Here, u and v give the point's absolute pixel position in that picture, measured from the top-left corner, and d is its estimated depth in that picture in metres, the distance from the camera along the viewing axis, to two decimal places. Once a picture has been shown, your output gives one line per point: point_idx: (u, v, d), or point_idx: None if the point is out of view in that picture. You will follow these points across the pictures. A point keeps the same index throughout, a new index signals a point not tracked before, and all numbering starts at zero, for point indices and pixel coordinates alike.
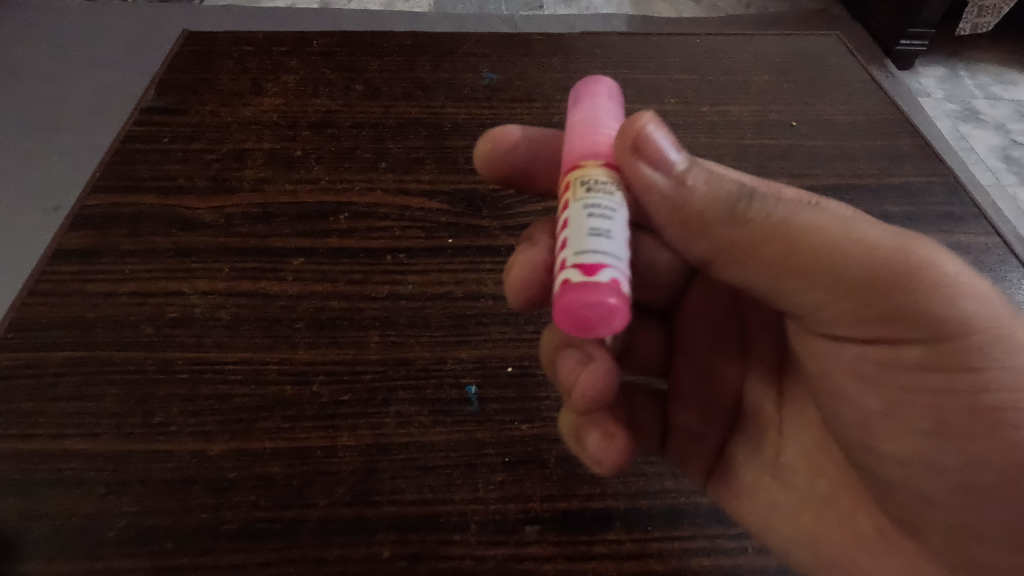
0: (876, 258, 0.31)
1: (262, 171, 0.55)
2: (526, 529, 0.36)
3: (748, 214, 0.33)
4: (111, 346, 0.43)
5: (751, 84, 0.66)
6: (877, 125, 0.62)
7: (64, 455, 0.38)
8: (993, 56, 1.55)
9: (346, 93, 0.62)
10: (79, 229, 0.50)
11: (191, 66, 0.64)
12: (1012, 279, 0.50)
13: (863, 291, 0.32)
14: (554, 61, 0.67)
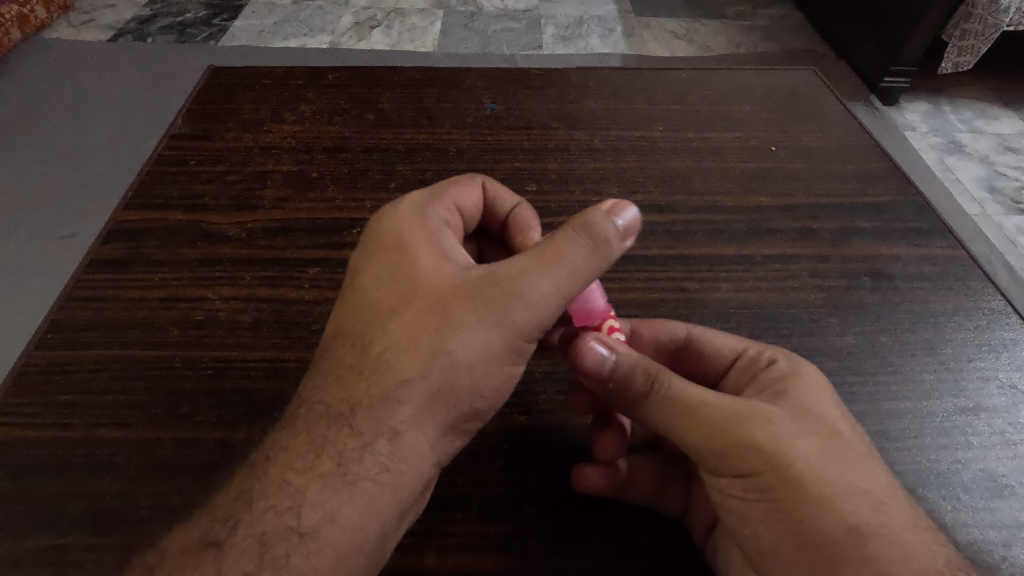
0: (812, 405, 0.37)
1: (281, 191, 0.60)
2: (523, 509, 0.40)
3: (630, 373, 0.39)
4: (142, 345, 0.46)
5: (734, 114, 0.71)
6: (851, 149, 0.67)
7: (99, 441, 0.41)
8: (973, 93, 1.62)
9: (359, 121, 0.68)
10: (113, 242, 0.54)
11: (216, 97, 0.70)
12: (977, 288, 0.54)
13: (808, 417, 0.36)
14: (551, 93, 0.72)
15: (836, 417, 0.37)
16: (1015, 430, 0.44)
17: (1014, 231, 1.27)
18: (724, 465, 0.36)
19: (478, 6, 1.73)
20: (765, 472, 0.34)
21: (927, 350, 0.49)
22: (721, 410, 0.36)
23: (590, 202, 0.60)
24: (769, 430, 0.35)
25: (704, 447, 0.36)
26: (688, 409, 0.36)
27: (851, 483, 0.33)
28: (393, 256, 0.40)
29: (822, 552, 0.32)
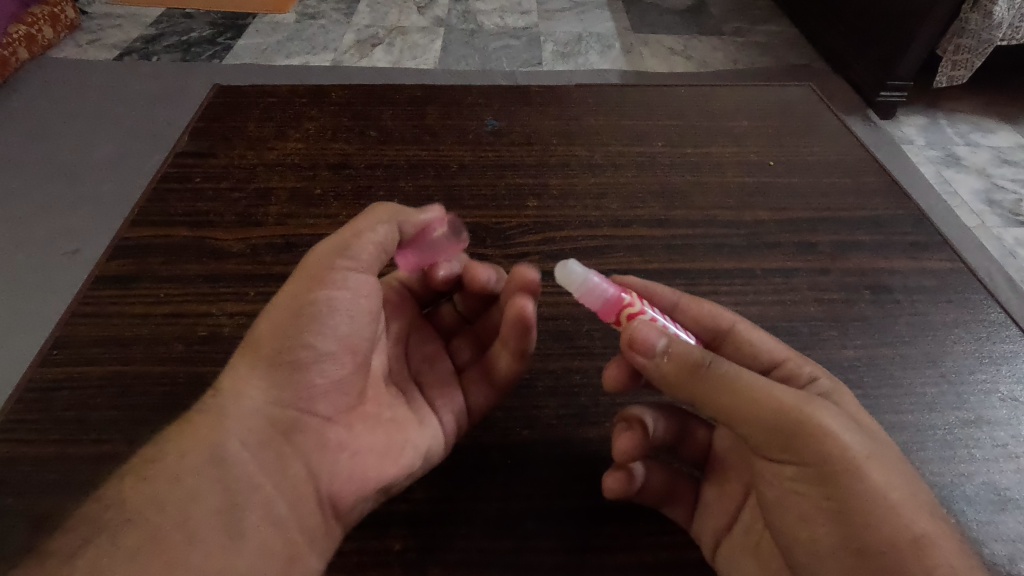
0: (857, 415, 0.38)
1: (284, 207, 0.60)
2: (527, 524, 0.40)
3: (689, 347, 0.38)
4: (147, 361, 0.47)
5: (732, 129, 0.72)
6: (849, 163, 0.68)
7: (103, 457, 0.41)
8: (969, 107, 1.64)
9: (362, 139, 0.68)
10: (119, 258, 0.54)
11: (221, 116, 0.71)
12: (977, 300, 0.54)
13: (862, 424, 0.37)
14: (551, 109, 0.73)
15: (883, 430, 0.38)
16: (1018, 442, 0.45)
17: (1013, 243, 1.27)
18: (791, 449, 0.35)
19: (478, 24, 1.76)
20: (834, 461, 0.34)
21: (928, 363, 0.49)
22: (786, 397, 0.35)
23: (591, 216, 0.61)
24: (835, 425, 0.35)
25: (768, 429, 0.35)
26: (752, 391, 0.35)
27: (915, 489, 0.34)
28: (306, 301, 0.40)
29: (888, 554, 0.32)
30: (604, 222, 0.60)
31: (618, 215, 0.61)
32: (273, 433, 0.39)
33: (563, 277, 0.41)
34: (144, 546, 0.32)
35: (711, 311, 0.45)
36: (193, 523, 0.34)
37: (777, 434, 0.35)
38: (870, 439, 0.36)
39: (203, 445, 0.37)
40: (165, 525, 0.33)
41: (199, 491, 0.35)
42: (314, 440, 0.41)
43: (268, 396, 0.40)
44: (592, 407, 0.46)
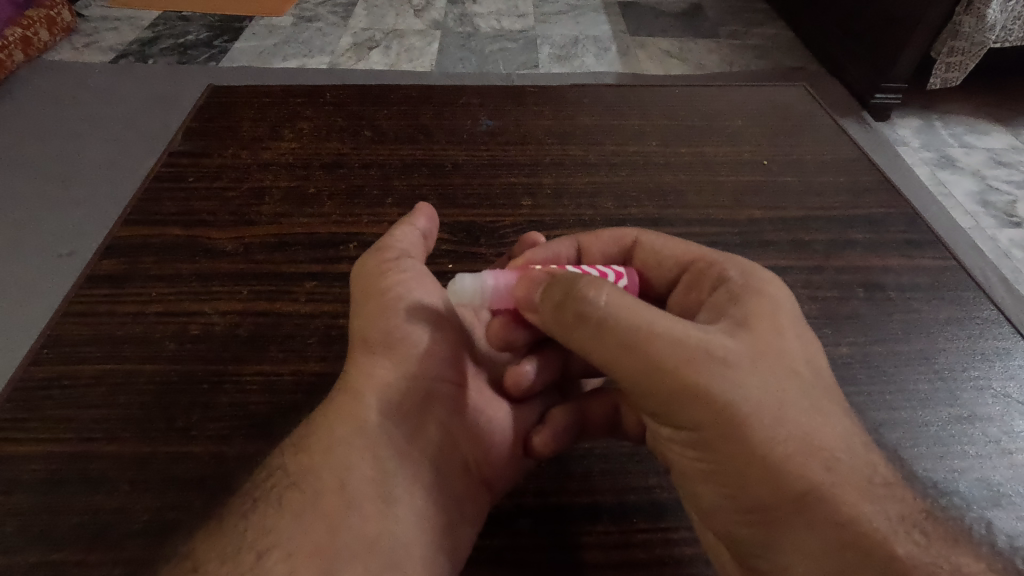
0: (767, 347, 0.36)
1: (278, 207, 0.60)
2: (519, 522, 0.40)
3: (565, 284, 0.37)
4: (138, 359, 0.47)
5: (727, 129, 0.72)
6: (842, 162, 0.68)
7: (94, 456, 0.41)
8: (963, 109, 1.65)
9: (356, 138, 0.68)
10: (111, 258, 0.54)
11: (215, 116, 0.70)
12: (970, 298, 0.54)
13: (764, 354, 0.36)
14: (546, 109, 0.73)
15: (796, 360, 0.36)
16: (1011, 439, 0.45)
17: (1008, 244, 1.27)
18: (670, 402, 0.35)
19: (474, 27, 1.76)
20: (707, 419, 0.34)
21: (921, 360, 0.49)
22: (668, 342, 0.34)
23: (585, 216, 0.61)
24: (719, 372, 0.34)
25: (646, 385, 0.35)
26: (629, 339, 0.35)
27: (803, 437, 0.33)
28: (382, 288, 0.44)
29: (766, 510, 0.33)
30: (598, 221, 0.60)
31: (612, 214, 0.61)
32: (411, 402, 0.42)
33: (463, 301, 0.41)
34: (306, 508, 0.37)
35: (609, 233, 0.49)
36: (341, 482, 0.38)
37: (655, 391, 0.35)
38: (764, 377, 0.35)
39: (352, 419, 0.41)
40: (323, 489, 0.38)
41: (354, 462, 0.39)
42: (448, 407, 0.44)
43: (401, 369, 0.43)
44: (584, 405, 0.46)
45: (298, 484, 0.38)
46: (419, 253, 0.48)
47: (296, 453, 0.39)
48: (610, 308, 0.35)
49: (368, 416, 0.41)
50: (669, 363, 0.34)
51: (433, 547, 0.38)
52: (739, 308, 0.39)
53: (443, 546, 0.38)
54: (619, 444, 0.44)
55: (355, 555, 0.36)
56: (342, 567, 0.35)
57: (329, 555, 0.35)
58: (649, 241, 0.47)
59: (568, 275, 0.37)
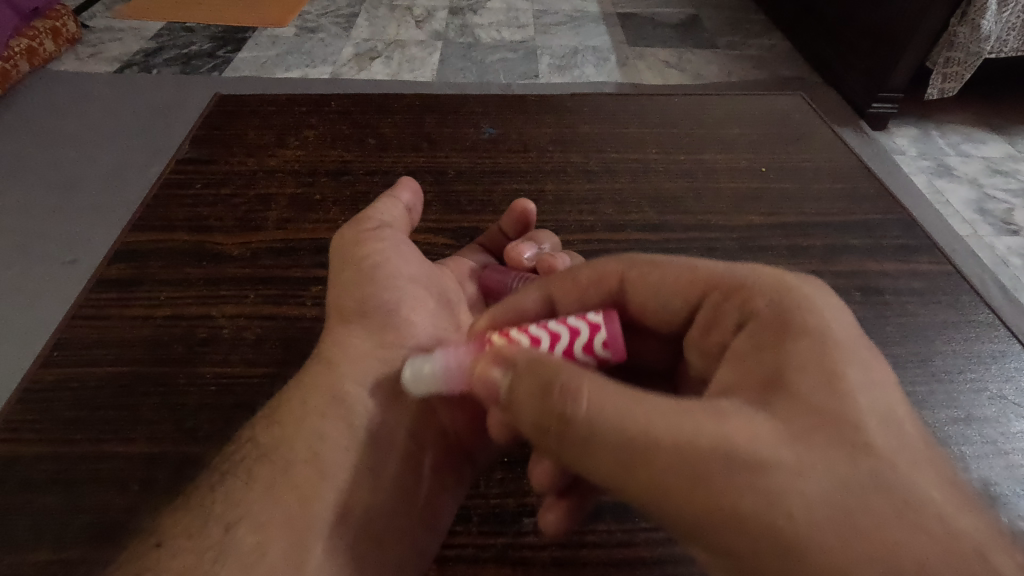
0: (826, 411, 0.27)
1: (284, 213, 0.61)
2: (525, 520, 0.40)
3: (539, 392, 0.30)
4: (147, 362, 0.47)
5: (725, 137, 0.73)
6: (840, 169, 0.69)
7: (102, 456, 0.41)
8: (959, 118, 1.67)
9: (360, 146, 0.70)
10: (120, 262, 0.55)
11: (221, 124, 0.72)
12: (967, 301, 0.55)
13: (817, 434, 0.27)
14: (547, 118, 0.74)
15: (873, 423, 0.27)
16: (1008, 439, 0.45)
17: (1006, 251, 1.28)
18: (698, 537, 0.26)
19: (475, 38, 1.79)
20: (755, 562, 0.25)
21: (918, 362, 0.50)
22: (676, 459, 0.26)
23: (587, 221, 0.62)
24: (752, 488, 0.25)
25: (676, 521, 0.27)
26: (631, 459, 0.27)
27: (930, 569, 0.22)
28: (360, 258, 0.48)
29: None
30: (599, 226, 0.61)
31: (613, 220, 0.62)
32: (389, 373, 0.46)
33: (423, 388, 0.41)
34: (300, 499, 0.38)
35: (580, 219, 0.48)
36: None
37: (696, 527, 0.26)
38: (823, 474, 0.25)
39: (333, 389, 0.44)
40: None
41: None
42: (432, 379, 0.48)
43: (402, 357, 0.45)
44: None
45: (270, 456, 0.40)
46: (401, 226, 0.52)
47: (268, 426, 0.42)
48: (591, 419, 0.28)
49: (345, 387, 0.44)
50: (698, 481, 0.26)
51: (411, 517, 0.41)
52: (778, 356, 0.30)
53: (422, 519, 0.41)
54: None
55: (326, 523, 0.38)
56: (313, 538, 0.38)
57: (302, 525, 0.38)
58: (636, 278, 0.39)
59: (538, 371, 0.30)
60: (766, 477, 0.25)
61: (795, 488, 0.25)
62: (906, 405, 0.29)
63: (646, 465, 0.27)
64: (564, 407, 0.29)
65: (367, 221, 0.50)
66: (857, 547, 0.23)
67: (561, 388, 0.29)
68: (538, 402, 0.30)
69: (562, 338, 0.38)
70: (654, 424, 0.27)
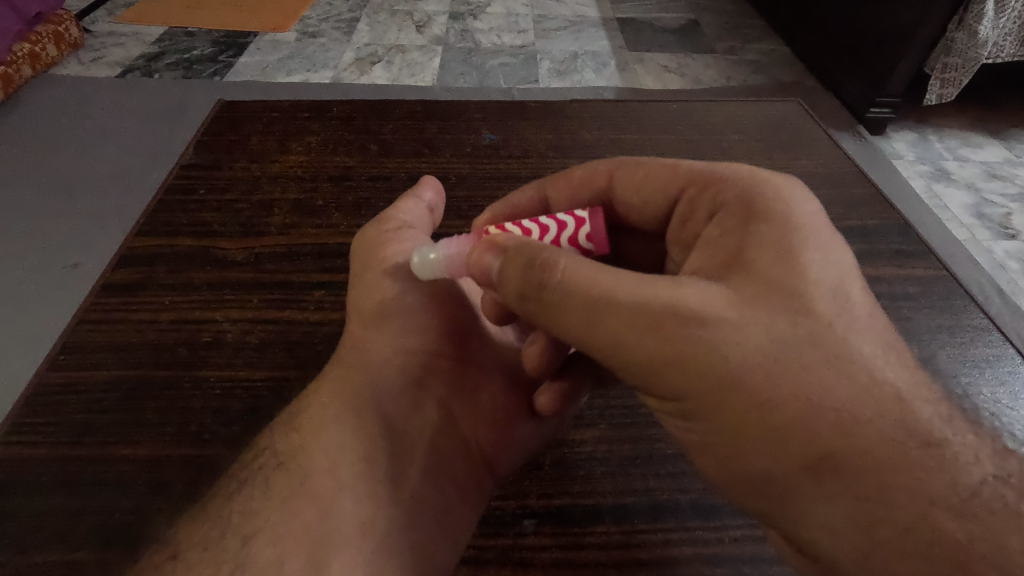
0: (771, 275, 0.33)
1: (287, 218, 0.62)
2: (524, 522, 0.41)
3: (529, 267, 0.35)
4: (153, 365, 0.48)
5: (723, 143, 0.74)
6: (836, 175, 0.70)
7: (110, 458, 0.42)
8: (957, 123, 1.68)
9: (362, 151, 0.70)
10: (125, 267, 0.56)
11: (225, 130, 0.72)
12: (961, 306, 0.56)
13: (762, 297, 0.32)
14: (547, 124, 0.75)
15: (808, 282, 0.33)
16: None
17: (1003, 255, 1.29)
18: (655, 385, 0.34)
19: (475, 43, 1.80)
20: (692, 396, 0.32)
21: (914, 366, 0.50)
22: (640, 315, 0.32)
23: None
24: (696, 339, 0.31)
25: (633, 359, 0.33)
26: (600, 307, 0.33)
27: (822, 400, 0.30)
28: (381, 257, 0.49)
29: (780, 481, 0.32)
30: None
31: None
32: (390, 377, 0.46)
33: (429, 271, 0.44)
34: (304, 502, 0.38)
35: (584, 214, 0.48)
36: None
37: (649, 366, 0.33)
38: (766, 328, 0.31)
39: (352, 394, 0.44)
40: None
41: None
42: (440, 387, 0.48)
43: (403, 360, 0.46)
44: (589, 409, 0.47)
45: (288, 465, 0.41)
46: (423, 224, 0.52)
47: (285, 433, 0.43)
48: (570, 285, 0.34)
49: (364, 395, 0.45)
50: (656, 329, 0.32)
51: (436, 525, 0.41)
52: (742, 238, 0.35)
53: (445, 531, 0.41)
54: (620, 446, 0.45)
55: (342, 537, 0.39)
56: (329, 551, 0.38)
57: (319, 536, 0.38)
58: (622, 175, 0.46)
59: (524, 248, 0.36)
60: (709, 333, 0.31)
61: (736, 337, 0.31)
62: (853, 276, 0.35)
63: (614, 314, 0.33)
64: (551, 272, 0.34)
65: (389, 221, 0.51)
66: (777, 389, 0.31)
67: (548, 262, 0.35)
68: (530, 273, 0.35)
69: (568, 226, 0.41)
70: (624, 288, 0.33)
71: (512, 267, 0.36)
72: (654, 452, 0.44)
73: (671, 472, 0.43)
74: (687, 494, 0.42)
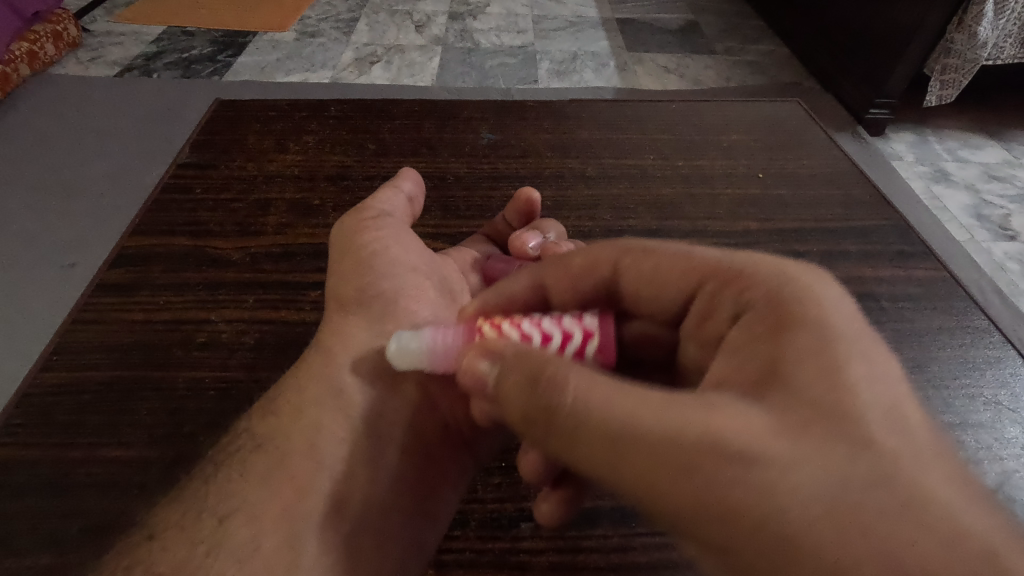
0: (820, 396, 0.26)
1: (284, 218, 0.61)
2: (521, 526, 0.40)
3: (518, 379, 0.29)
4: (147, 366, 0.47)
5: (723, 143, 0.74)
6: (836, 176, 0.70)
7: (102, 460, 0.42)
8: (957, 124, 1.67)
9: (360, 151, 0.70)
10: (120, 266, 0.55)
11: (222, 129, 0.72)
12: (962, 307, 0.55)
13: (809, 427, 0.25)
14: (546, 124, 0.75)
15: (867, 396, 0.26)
16: (1002, 445, 0.46)
17: (1002, 257, 1.29)
18: (705, 542, 0.25)
19: (474, 43, 1.79)
20: (764, 569, 0.23)
21: (915, 368, 0.50)
22: (670, 449, 0.25)
23: (585, 227, 0.62)
24: (746, 481, 0.24)
25: (674, 519, 0.25)
26: (625, 445, 0.26)
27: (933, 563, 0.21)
28: (358, 247, 0.48)
29: None
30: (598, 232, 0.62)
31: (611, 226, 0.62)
32: None
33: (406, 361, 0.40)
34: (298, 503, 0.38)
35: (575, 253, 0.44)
36: None
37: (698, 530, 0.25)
38: (824, 465, 0.24)
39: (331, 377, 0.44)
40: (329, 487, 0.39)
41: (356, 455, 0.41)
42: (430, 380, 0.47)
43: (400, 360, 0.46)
44: None
45: (264, 447, 0.40)
46: (402, 216, 0.51)
47: (262, 418, 0.42)
48: (578, 410, 0.27)
49: (341, 377, 0.44)
50: (692, 477, 0.25)
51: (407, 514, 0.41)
52: (770, 344, 0.29)
53: (421, 512, 0.41)
54: None
55: (315, 518, 0.38)
56: (301, 532, 0.38)
57: (294, 518, 0.38)
58: (628, 264, 0.38)
59: (532, 357, 0.30)
60: (757, 470, 0.24)
61: (796, 476, 0.24)
62: (908, 392, 0.27)
63: (630, 452, 0.26)
64: (553, 393, 0.28)
65: (367, 209, 0.50)
66: (868, 545, 0.22)
67: (553, 376, 0.28)
68: (530, 395, 0.28)
69: (573, 338, 0.38)
70: (638, 421, 0.26)
71: (507, 378, 0.30)
72: None
73: None
74: None
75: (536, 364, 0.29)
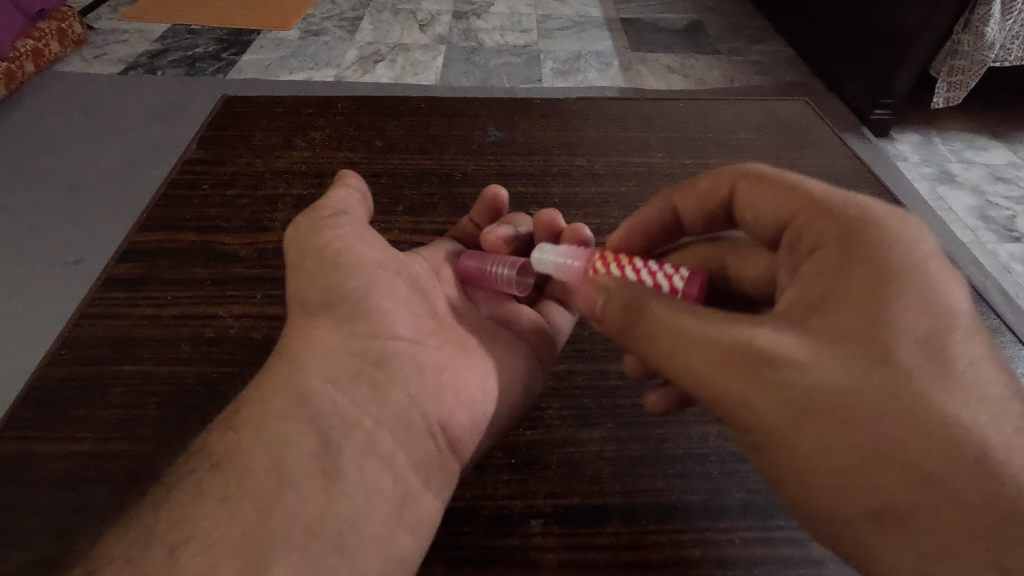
0: (847, 321, 0.32)
1: (292, 214, 0.61)
2: (531, 523, 0.40)
3: (639, 312, 0.38)
4: (155, 361, 0.47)
5: (730, 142, 0.73)
6: (844, 175, 0.69)
7: (111, 454, 0.42)
8: (962, 125, 1.67)
9: (367, 148, 0.70)
10: (128, 261, 0.55)
11: (229, 125, 0.72)
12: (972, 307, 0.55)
13: (841, 341, 0.31)
14: (553, 121, 0.75)
15: (878, 324, 0.31)
16: None
17: (1008, 259, 1.29)
18: (716, 406, 0.34)
19: (479, 42, 1.79)
20: (774, 462, 0.33)
21: None
22: (734, 376, 0.33)
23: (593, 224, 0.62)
24: (775, 397, 0.32)
25: (705, 386, 0.34)
26: (675, 334, 0.36)
27: (875, 460, 0.29)
28: (319, 247, 0.46)
29: (871, 529, 0.30)
30: (606, 229, 0.61)
31: (618, 224, 0.62)
32: None
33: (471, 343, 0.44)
34: None
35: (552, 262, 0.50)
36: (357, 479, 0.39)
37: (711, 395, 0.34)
38: (832, 370, 0.31)
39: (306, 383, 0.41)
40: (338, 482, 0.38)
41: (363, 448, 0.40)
42: None
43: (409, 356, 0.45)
44: (596, 408, 0.47)
45: (244, 463, 0.36)
46: (357, 212, 0.50)
47: None
48: (654, 312, 0.37)
49: (344, 375, 0.41)
50: (745, 361, 0.33)
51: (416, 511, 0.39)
52: (844, 265, 0.34)
53: (405, 523, 0.38)
54: (629, 447, 0.44)
55: (292, 541, 0.34)
56: (274, 556, 0.33)
57: None
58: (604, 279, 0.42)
59: (623, 290, 0.39)
60: (791, 389, 0.31)
61: (807, 394, 0.31)
62: (956, 321, 0.32)
63: (743, 352, 0.33)
64: (701, 328, 0.35)
65: (323, 208, 0.48)
66: (838, 448, 0.30)
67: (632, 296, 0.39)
68: (657, 313, 0.37)
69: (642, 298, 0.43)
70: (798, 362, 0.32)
71: (660, 315, 0.37)
72: (662, 453, 0.44)
73: (680, 473, 0.43)
74: (696, 495, 0.42)
75: (671, 325, 0.36)
